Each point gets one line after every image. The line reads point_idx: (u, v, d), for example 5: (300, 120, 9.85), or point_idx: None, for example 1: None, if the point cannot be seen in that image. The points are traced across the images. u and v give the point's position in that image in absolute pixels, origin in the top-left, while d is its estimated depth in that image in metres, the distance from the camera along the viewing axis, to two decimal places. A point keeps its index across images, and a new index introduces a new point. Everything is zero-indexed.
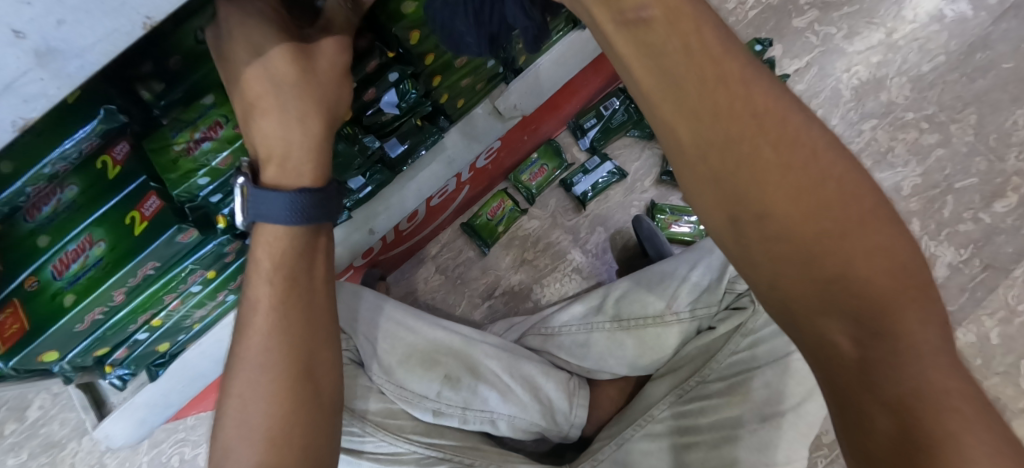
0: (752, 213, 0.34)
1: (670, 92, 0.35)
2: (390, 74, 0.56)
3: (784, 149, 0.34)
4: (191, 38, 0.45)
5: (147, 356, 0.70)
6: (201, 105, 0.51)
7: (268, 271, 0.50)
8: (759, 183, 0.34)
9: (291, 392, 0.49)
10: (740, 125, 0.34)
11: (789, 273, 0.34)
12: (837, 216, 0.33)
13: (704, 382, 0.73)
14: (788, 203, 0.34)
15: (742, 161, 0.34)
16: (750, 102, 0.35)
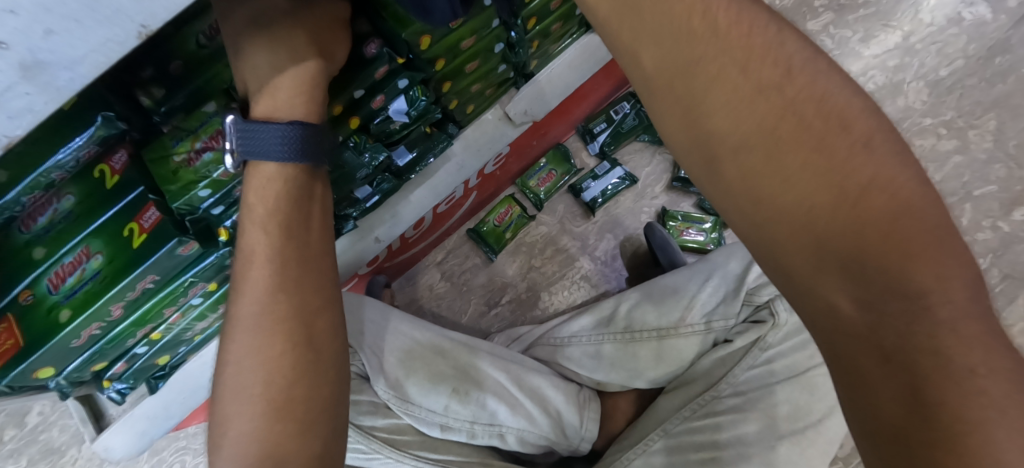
0: (742, 172, 0.34)
1: (658, 59, 0.35)
2: (399, 81, 0.53)
3: (774, 105, 0.33)
4: (192, 42, 0.45)
5: (147, 369, 0.67)
6: (203, 112, 0.49)
7: (264, 257, 0.48)
8: (747, 138, 0.34)
9: (292, 413, 0.47)
10: (728, 81, 0.34)
11: (783, 233, 0.33)
12: (834, 168, 0.32)
13: (720, 397, 0.70)
14: (778, 158, 0.33)
15: (728, 115, 0.34)
16: (737, 59, 0.34)
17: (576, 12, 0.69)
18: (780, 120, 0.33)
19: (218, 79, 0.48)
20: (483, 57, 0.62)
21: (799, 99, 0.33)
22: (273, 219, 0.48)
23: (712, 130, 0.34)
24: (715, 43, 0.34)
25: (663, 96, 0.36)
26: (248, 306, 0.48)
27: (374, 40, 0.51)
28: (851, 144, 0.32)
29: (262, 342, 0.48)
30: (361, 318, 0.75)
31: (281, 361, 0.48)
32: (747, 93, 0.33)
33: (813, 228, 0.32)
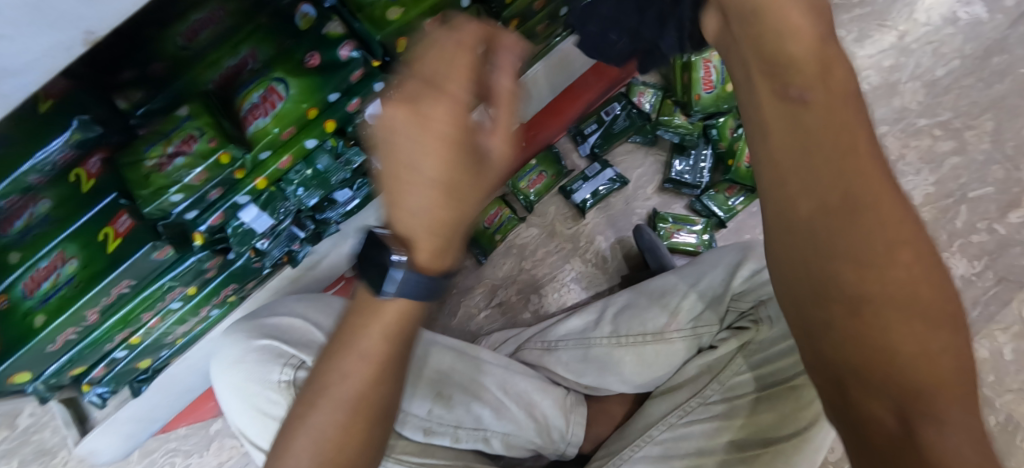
0: (842, 292, 0.38)
1: (796, 144, 0.39)
2: (375, 84, 0.52)
3: (879, 246, 0.37)
4: (172, 43, 0.45)
5: (128, 373, 0.66)
6: (177, 117, 0.47)
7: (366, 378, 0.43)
8: (853, 267, 0.37)
9: None
10: (850, 213, 0.37)
11: (844, 336, 0.38)
12: (907, 303, 0.37)
13: (706, 403, 0.70)
14: (878, 296, 0.37)
15: (844, 243, 0.37)
16: (862, 203, 0.37)
17: (559, 12, 0.68)
18: (887, 267, 0.37)
19: (199, 82, 0.49)
20: None
21: (905, 256, 0.37)
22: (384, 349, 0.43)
23: (804, 230, 0.39)
24: (840, 160, 0.37)
25: (795, 197, 0.39)
26: (318, 403, 0.44)
27: (348, 43, 0.49)
28: (933, 301, 0.37)
29: (321, 424, 0.44)
30: None
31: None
32: (853, 215, 0.37)
33: (879, 344, 0.37)
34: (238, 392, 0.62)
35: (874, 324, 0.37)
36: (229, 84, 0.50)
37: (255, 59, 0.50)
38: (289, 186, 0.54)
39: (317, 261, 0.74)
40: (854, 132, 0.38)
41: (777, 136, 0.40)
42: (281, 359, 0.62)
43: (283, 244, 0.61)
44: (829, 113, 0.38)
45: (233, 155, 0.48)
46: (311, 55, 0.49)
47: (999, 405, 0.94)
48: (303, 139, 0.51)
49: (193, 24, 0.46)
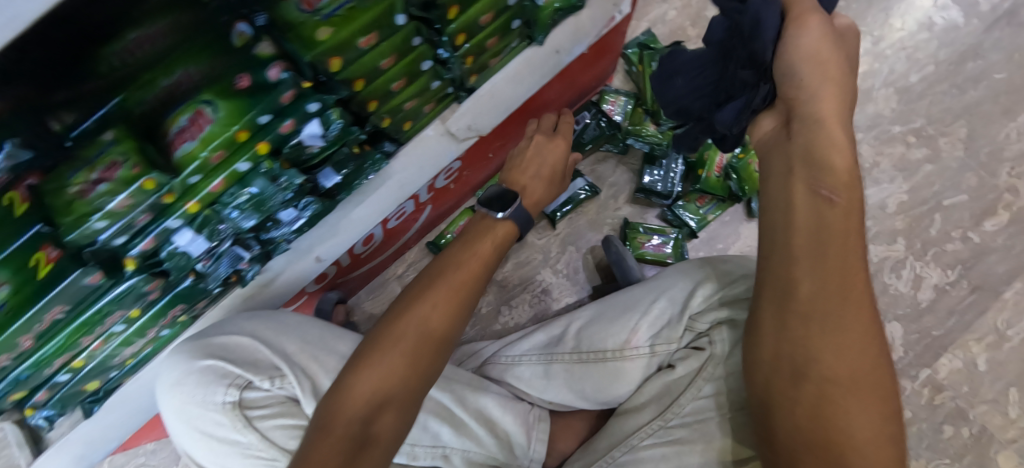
0: (805, 358, 0.53)
1: (813, 234, 0.53)
2: (310, 104, 0.51)
3: (852, 339, 0.52)
4: (108, 62, 0.38)
5: (75, 395, 0.66)
6: (100, 142, 0.43)
7: (454, 289, 0.65)
8: (823, 344, 0.52)
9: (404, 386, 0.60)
10: (837, 304, 0.52)
11: (795, 382, 0.54)
12: (856, 399, 0.51)
13: (668, 427, 0.69)
14: (833, 375, 0.52)
15: (825, 323, 0.52)
16: (847, 300, 0.52)
17: (512, 25, 0.67)
18: (849, 357, 0.52)
19: (136, 102, 0.42)
20: (411, 75, 0.60)
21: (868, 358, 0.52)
22: (455, 293, 0.64)
23: (798, 325, 0.54)
24: (843, 274, 0.52)
25: (789, 272, 0.55)
26: (417, 300, 0.64)
27: (278, 64, 0.47)
28: (873, 398, 0.51)
29: (423, 315, 0.63)
30: (312, 352, 0.69)
31: (398, 372, 0.60)
32: (834, 319, 0.52)
33: (830, 404, 0.51)
34: (182, 415, 0.64)
35: (823, 387, 0.52)
36: (163, 106, 0.44)
37: (194, 80, 0.43)
38: (225, 209, 0.53)
39: (271, 279, 0.72)
40: (856, 258, 0.53)
41: (802, 222, 0.54)
42: (226, 381, 0.64)
43: (226, 265, 0.59)
44: (842, 225, 0.52)
45: (159, 181, 0.47)
46: (241, 77, 0.46)
47: (972, 416, 0.92)
48: (235, 162, 0.50)
49: (131, 42, 0.38)
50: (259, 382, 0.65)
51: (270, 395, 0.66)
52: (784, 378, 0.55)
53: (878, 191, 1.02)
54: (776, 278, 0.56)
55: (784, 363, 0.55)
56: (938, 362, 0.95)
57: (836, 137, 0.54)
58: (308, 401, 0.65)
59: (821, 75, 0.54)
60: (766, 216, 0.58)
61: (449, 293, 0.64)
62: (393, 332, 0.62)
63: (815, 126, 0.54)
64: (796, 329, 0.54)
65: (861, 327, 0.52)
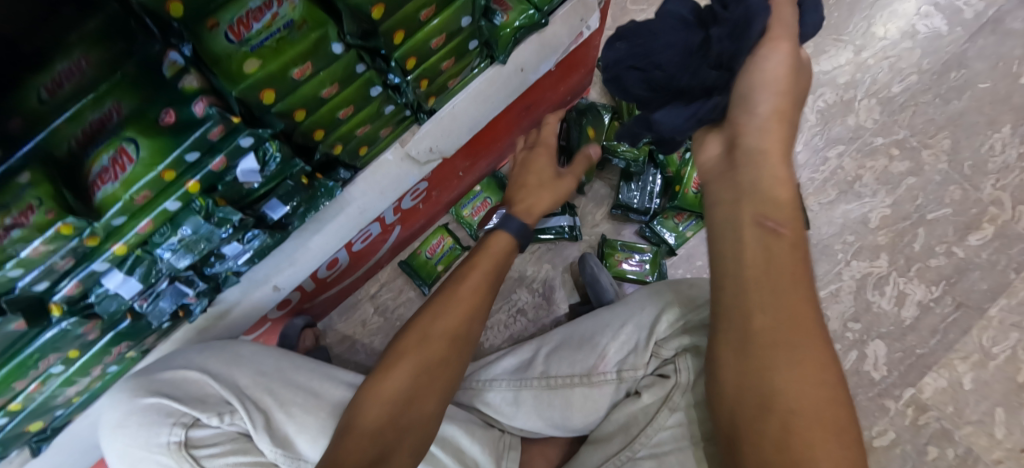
0: (763, 386, 0.46)
1: (765, 253, 0.49)
2: (242, 140, 0.48)
3: (811, 366, 0.45)
4: (34, 97, 0.35)
5: (17, 437, 0.63)
6: (15, 186, 0.38)
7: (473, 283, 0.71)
8: (783, 369, 0.45)
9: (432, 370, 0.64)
10: (792, 326, 0.46)
11: (756, 413, 0.46)
12: (828, 435, 0.43)
13: (635, 458, 0.66)
14: (796, 405, 0.44)
15: (783, 345, 0.46)
16: (802, 323, 0.46)
17: (468, 46, 0.64)
18: (810, 387, 0.44)
19: (61, 141, 0.38)
20: (360, 103, 0.58)
21: (829, 389, 0.45)
22: None
23: (756, 352, 0.47)
24: (797, 295, 0.47)
25: (741, 294, 0.49)
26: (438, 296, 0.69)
27: (204, 99, 0.44)
28: (839, 436, 0.43)
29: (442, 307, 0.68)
30: (269, 384, 0.68)
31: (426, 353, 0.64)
32: (797, 349, 0.45)
33: (794, 438, 0.43)
34: (125, 458, 0.60)
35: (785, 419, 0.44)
36: (88, 141, 0.40)
37: (121, 114, 0.40)
38: (157, 249, 0.50)
39: (226, 310, 0.70)
40: (805, 277, 0.48)
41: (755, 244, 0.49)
42: (170, 419, 0.61)
43: (168, 301, 0.57)
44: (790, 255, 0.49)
45: (77, 226, 0.44)
46: (166, 113, 0.43)
47: (958, 437, 0.90)
48: (163, 202, 0.48)
49: (58, 73, 0.35)
50: (208, 419, 0.63)
51: (220, 432, 0.63)
52: (750, 412, 0.46)
53: (859, 206, 1.00)
54: (728, 313, 0.50)
55: (748, 393, 0.46)
56: (923, 382, 0.92)
57: (776, 171, 0.51)
58: (260, 435, 0.63)
59: (782, 89, 0.52)
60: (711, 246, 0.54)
61: None
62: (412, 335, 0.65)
63: (759, 158, 0.51)
64: (760, 359, 0.46)
65: (818, 354, 0.46)
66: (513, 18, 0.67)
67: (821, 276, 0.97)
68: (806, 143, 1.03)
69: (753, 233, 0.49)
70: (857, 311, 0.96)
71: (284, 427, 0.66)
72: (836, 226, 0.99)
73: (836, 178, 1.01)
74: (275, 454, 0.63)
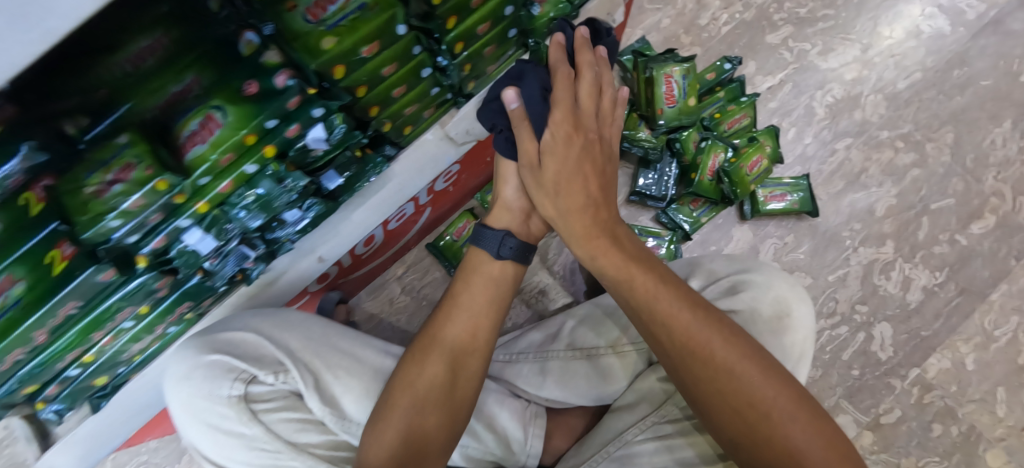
0: (711, 396, 0.56)
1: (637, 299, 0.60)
2: (314, 110, 0.54)
3: (723, 362, 0.56)
4: (118, 70, 0.43)
5: (83, 390, 0.68)
6: (115, 145, 0.46)
7: (465, 300, 0.68)
8: (714, 378, 0.55)
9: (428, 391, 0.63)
10: (697, 337, 0.57)
11: (722, 416, 0.55)
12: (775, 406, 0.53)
13: (661, 422, 0.71)
14: (736, 396, 0.54)
15: (703, 358, 0.56)
16: (698, 326, 0.57)
17: (507, 34, 0.71)
18: (733, 377, 0.55)
19: (146, 108, 0.46)
20: (411, 82, 0.64)
21: (744, 367, 0.55)
22: (467, 315, 0.67)
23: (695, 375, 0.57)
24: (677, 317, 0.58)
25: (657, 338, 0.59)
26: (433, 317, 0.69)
27: (284, 71, 0.50)
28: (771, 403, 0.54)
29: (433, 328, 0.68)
30: (317, 349, 0.72)
31: (413, 374, 0.64)
32: (714, 358, 0.56)
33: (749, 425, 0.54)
34: (190, 407, 0.67)
35: (737, 411, 0.54)
36: (171, 110, 0.48)
37: (200, 86, 0.48)
38: (233, 209, 0.55)
39: (275, 278, 0.74)
40: (674, 293, 0.59)
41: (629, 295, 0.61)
42: (232, 375, 0.67)
43: (233, 263, 0.62)
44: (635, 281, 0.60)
45: (170, 182, 0.49)
46: (248, 84, 0.49)
47: (960, 415, 0.94)
48: (243, 164, 0.53)
49: (142, 48, 0.43)
50: (264, 377, 0.68)
51: (275, 389, 0.69)
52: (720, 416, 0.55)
53: (867, 196, 1.05)
54: (661, 351, 0.59)
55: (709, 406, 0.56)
56: (926, 362, 0.97)
57: (592, 239, 0.62)
58: (310, 395, 0.68)
59: (541, 196, 0.64)
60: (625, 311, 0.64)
61: (453, 318, 0.67)
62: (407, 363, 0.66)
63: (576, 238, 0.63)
64: (711, 388, 0.56)
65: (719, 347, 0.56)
66: (548, 9, 0.72)
67: (830, 261, 1.02)
68: (815, 136, 1.07)
69: (620, 287, 0.62)
70: (864, 295, 1.00)
71: (331, 388, 0.70)
72: (845, 214, 1.04)
73: (845, 169, 1.06)
74: (323, 412, 0.68)
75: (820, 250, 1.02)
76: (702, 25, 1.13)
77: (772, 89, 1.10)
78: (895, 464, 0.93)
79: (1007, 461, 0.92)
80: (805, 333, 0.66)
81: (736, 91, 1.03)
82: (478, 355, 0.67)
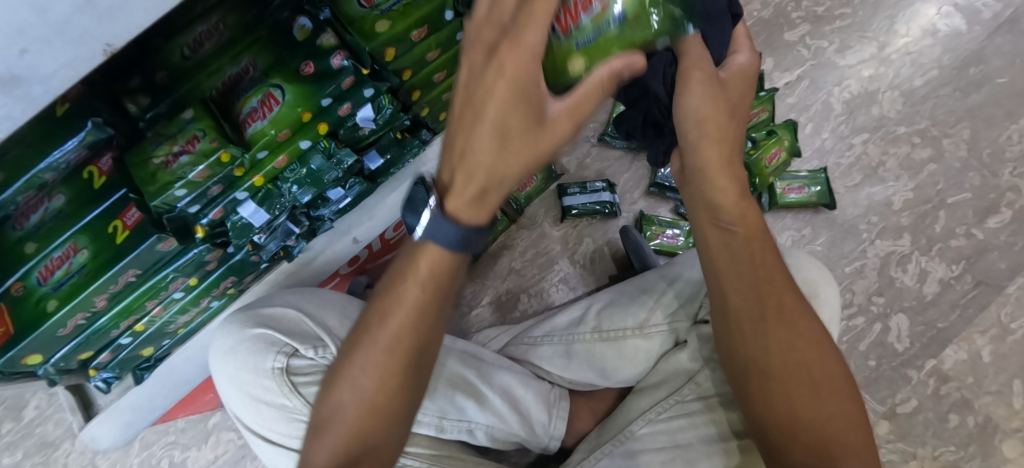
0: (776, 350, 0.54)
1: (727, 251, 0.56)
2: (365, 90, 0.57)
3: (795, 324, 0.54)
4: (177, 54, 0.51)
5: (132, 360, 0.72)
6: (181, 120, 0.52)
7: (420, 281, 0.51)
8: (777, 338, 0.54)
9: (394, 372, 0.54)
10: (773, 287, 0.55)
11: (775, 371, 0.53)
12: (825, 376, 0.53)
13: (683, 401, 0.73)
14: (803, 355, 0.53)
15: (774, 315, 0.54)
16: (777, 284, 0.55)
17: None
18: (800, 339, 0.54)
19: (202, 87, 0.53)
20: (450, 68, 0.67)
21: (810, 335, 0.54)
22: (426, 301, 0.52)
23: (769, 326, 0.54)
24: (764, 268, 0.55)
25: (733, 275, 0.56)
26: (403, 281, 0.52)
27: (340, 53, 0.55)
28: (825, 372, 0.53)
29: (399, 300, 0.52)
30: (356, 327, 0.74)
31: (383, 351, 0.53)
32: (784, 320, 0.54)
33: (805, 382, 0.53)
34: (235, 380, 0.69)
35: (799, 367, 0.53)
36: (231, 92, 0.55)
37: (256, 68, 0.54)
38: (285, 184, 0.59)
39: (311, 258, 0.77)
40: (771, 258, 0.56)
41: (720, 248, 0.57)
42: (274, 348, 0.69)
43: (278, 239, 0.65)
44: (749, 248, 0.56)
45: (233, 154, 0.53)
46: (306, 64, 0.55)
47: (977, 406, 0.95)
48: (299, 141, 0.57)
49: (199, 34, 0.51)
50: (305, 351, 0.70)
51: (314, 364, 0.70)
52: (777, 370, 0.53)
53: (883, 189, 1.06)
54: (726, 300, 0.57)
55: (773, 359, 0.54)
56: (942, 354, 0.98)
57: (720, 181, 0.55)
58: None
59: (708, 112, 0.52)
60: (712, 265, 0.58)
61: (411, 300, 0.52)
62: (365, 340, 0.54)
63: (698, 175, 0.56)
64: (777, 357, 0.54)
65: (791, 312, 0.55)
66: None
67: (847, 252, 1.04)
68: (832, 131, 1.10)
69: (717, 234, 0.57)
70: (881, 286, 1.02)
71: None
72: (861, 208, 1.05)
73: (862, 163, 1.08)
74: None
75: (837, 242, 1.04)
76: None
77: (790, 85, 1.12)
78: (912, 454, 0.94)
79: None
80: (830, 311, 0.68)
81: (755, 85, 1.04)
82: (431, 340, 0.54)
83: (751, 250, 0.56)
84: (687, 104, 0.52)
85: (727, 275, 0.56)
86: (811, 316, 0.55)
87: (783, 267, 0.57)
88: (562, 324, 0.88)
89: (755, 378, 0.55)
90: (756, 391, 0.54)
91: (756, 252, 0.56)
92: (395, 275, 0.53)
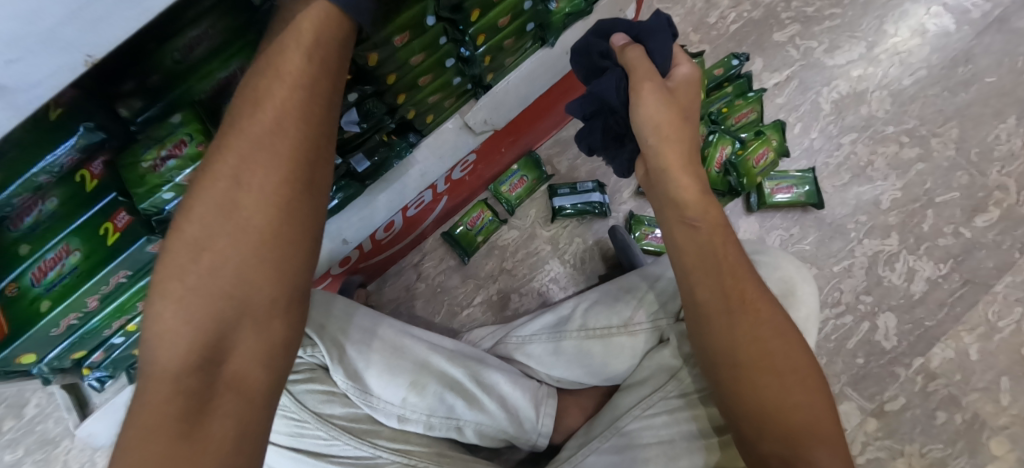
0: (744, 342, 0.55)
1: (692, 250, 0.58)
2: (350, 95, 0.61)
3: (762, 317, 0.56)
4: (169, 58, 0.50)
5: (125, 359, 0.73)
6: (170, 123, 0.54)
7: (305, 50, 0.48)
8: (745, 330, 0.55)
9: (281, 166, 0.47)
10: (736, 280, 0.57)
11: (744, 363, 0.55)
12: (794, 367, 0.54)
13: (667, 398, 0.74)
14: (771, 347, 0.54)
15: (741, 309, 0.56)
16: (742, 280, 0.57)
17: (526, 28, 0.75)
18: (768, 332, 0.55)
19: (193, 91, 0.54)
20: (436, 72, 0.69)
21: (778, 328, 0.55)
22: (312, 80, 0.49)
23: (737, 320, 0.56)
24: (728, 264, 0.57)
25: (699, 273, 0.58)
26: (282, 59, 0.48)
27: None
28: (795, 364, 0.54)
29: (280, 76, 0.48)
30: (346, 325, 0.76)
31: (263, 129, 0.47)
32: (751, 312, 0.56)
33: (774, 373, 0.54)
34: None
35: (767, 358, 0.54)
36: (221, 95, 0.56)
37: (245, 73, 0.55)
38: None
39: None
40: (734, 255, 0.58)
41: (685, 246, 0.59)
42: None
43: None
44: (712, 244, 0.58)
45: None
46: None
47: (965, 403, 0.96)
48: None
49: (190, 39, 0.50)
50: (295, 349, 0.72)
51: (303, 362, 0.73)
52: (746, 362, 0.55)
53: (872, 189, 1.07)
54: (692, 298, 0.59)
55: (740, 350, 0.55)
56: (930, 352, 0.99)
57: (682, 179, 0.58)
58: (335, 368, 0.72)
59: (662, 116, 0.57)
60: (680, 265, 0.60)
61: (294, 75, 0.48)
62: (240, 132, 0.47)
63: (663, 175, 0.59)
64: (745, 349, 0.55)
65: (758, 305, 0.56)
66: (563, 5, 0.77)
67: (836, 251, 1.04)
68: (821, 131, 1.10)
69: (682, 231, 0.59)
70: (869, 285, 1.02)
71: (355, 363, 0.74)
72: (850, 207, 1.06)
73: (850, 163, 1.08)
74: (346, 386, 0.72)
75: (826, 241, 1.05)
76: (711, 23, 1.16)
77: (779, 86, 1.13)
78: (899, 451, 0.95)
79: (1010, 448, 0.94)
80: (809, 310, 0.69)
81: (744, 86, 1.05)
82: (321, 130, 0.49)
83: (715, 248, 0.58)
84: (642, 112, 0.57)
85: (691, 271, 0.58)
86: (778, 309, 0.57)
87: (747, 263, 0.59)
88: (549, 322, 0.90)
89: (725, 372, 0.56)
90: (728, 381, 0.56)
91: (718, 249, 0.58)
92: (269, 53, 0.49)
